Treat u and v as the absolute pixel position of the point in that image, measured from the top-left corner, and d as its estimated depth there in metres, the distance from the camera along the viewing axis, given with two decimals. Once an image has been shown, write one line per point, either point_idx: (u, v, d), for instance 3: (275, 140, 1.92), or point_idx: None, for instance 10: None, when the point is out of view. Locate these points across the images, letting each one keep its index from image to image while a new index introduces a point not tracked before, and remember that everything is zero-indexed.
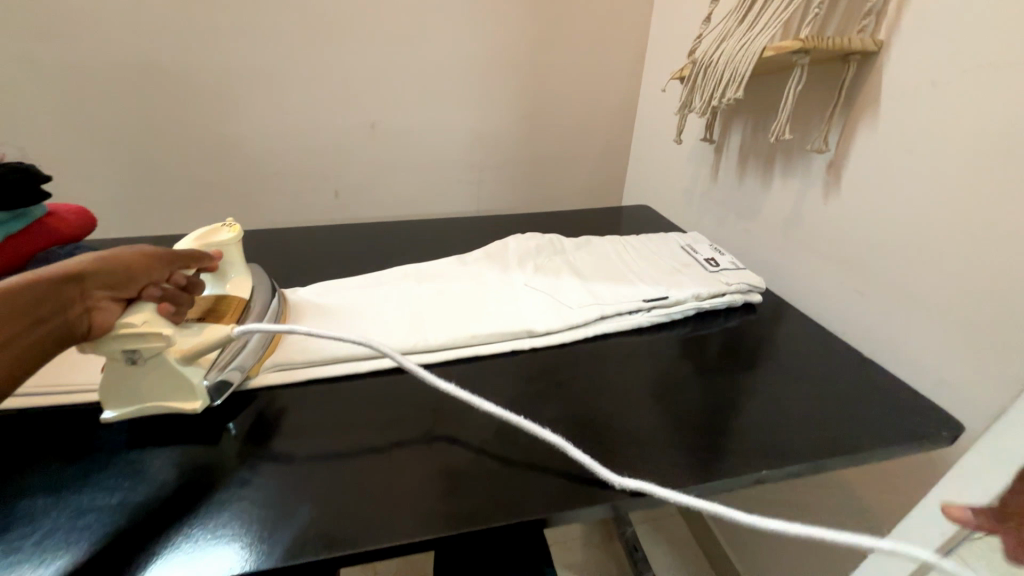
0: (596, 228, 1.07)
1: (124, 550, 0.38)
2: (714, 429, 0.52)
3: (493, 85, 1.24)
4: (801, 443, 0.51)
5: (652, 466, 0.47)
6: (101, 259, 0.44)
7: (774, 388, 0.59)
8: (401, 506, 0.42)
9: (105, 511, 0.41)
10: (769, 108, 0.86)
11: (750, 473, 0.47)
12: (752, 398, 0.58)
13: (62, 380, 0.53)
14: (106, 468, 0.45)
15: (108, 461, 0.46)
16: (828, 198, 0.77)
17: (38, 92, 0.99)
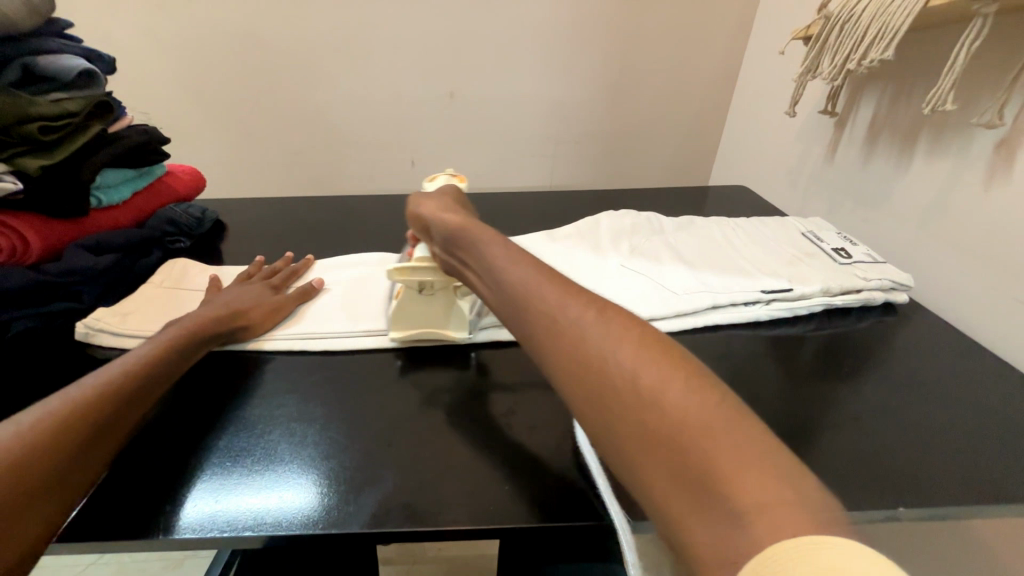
0: (685, 209, 0.97)
1: (232, 492, 0.41)
2: (832, 448, 0.46)
3: (578, 49, 1.15)
4: (943, 479, 0.44)
5: None
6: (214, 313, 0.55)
7: (904, 410, 0.51)
8: (482, 488, 0.42)
9: (220, 451, 0.44)
10: (923, 72, 0.71)
11: (879, 507, 0.41)
12: (875, 417, 0.50)
13: None
14: (213, 411, 0.48)
15: (214, 405, 0.49)
16: (992, 185, 0.63)
17: (159, 61, 1.08)
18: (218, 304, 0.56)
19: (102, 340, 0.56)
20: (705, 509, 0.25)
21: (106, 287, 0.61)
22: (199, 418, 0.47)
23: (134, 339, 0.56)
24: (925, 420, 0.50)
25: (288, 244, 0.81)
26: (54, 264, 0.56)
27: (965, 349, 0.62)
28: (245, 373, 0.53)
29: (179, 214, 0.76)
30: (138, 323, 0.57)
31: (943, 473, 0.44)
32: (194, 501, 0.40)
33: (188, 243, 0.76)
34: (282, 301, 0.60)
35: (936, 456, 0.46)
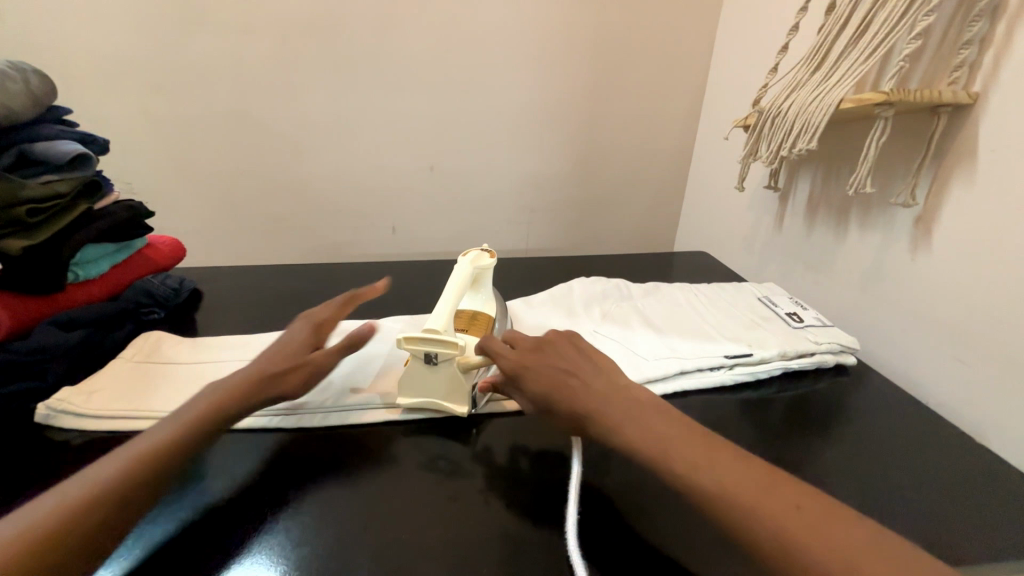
0: (651, 274, 1.04)
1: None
2: None
3: (549, 131, 1.27)
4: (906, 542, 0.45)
5: (732, 554, 0.43)
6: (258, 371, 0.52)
7: (865, 471, 0.53)
8: (459, 571, 0.40)
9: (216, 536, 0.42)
10: (845, 158, 0.82)
11: None
12: (840, 478, 0.52)
13: (139, 403, 0.56)
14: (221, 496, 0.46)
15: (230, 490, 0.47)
16: (916, 256, 0.71)
17: (150, 137, 1.13)
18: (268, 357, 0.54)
19: (64, 421, 0.54)
20: None
21: (74, 364, 0.59)
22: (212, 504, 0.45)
23: (98, 419, 0.54)
24: (885, 481, 0.52)
25: (267, 313, 0.81)
26: (23, 343, 0.55)
27: (916, 406, 0.66)
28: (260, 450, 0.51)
29: (156, 285, 0.76)
30: (104, 402, 0.55)
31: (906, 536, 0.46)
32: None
33: (162, 314, 0.75)
34: (325, 355, 0.56)
35: (898, 519, 0.47)
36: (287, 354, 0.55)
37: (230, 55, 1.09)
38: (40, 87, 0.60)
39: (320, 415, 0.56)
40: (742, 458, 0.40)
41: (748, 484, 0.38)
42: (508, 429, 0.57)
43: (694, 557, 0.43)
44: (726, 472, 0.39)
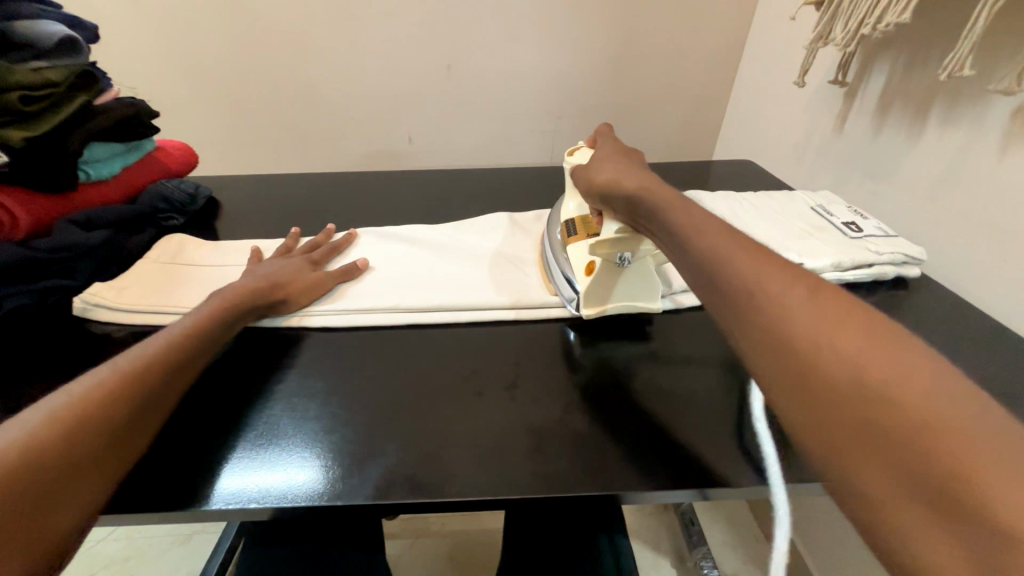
0: (689, 185, 0.95)
1: (232, 477, 0.40)
2: None
3: (580, 18, 1.11)
4: None
5: (765, 452, 0.43)
6: (229, 297, 0.50)
7: None
8: (486, 459, 0.41)
9: (216, 426, 0.44)
10: (942, 38, 0.68)
11: None
12: None
13: (169, 300, 0.56)
14: (215, 397, 0.46)
15: (212, 393, 0.47)
16: (1006, 154, 0.61)
17: (144, 33, 1.04)
18: (257, 274, 0.55)
19: (100, 314, 0.55)
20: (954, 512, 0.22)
21: (101, 263, 0.60)
22: (190, 407, 0.45)
23: (131, 313, 0.55)
24: None
25: (285, 221, 0.80)
26: (45, 241, 0.55)
27: (973, 324, 0.62)
28: (248, 355, 0.51)
29: (171, 190, 0.74)
30: (133, 298, 0.56)
31: None
32: (198, 493, 0.38)
33: (181, 221, 0.74)
34: (321, 276, 0.58)
35: None
36: (284, 270, 0.57)
37: None
38: None
39: (341, 315, 0.56)
40: (845, 310, 0.30)
41: (836, 337, 0.29)
42: (535, 333, 0.56)
43: (722, 456, 0.42)
44: (813, 337, 0.30)
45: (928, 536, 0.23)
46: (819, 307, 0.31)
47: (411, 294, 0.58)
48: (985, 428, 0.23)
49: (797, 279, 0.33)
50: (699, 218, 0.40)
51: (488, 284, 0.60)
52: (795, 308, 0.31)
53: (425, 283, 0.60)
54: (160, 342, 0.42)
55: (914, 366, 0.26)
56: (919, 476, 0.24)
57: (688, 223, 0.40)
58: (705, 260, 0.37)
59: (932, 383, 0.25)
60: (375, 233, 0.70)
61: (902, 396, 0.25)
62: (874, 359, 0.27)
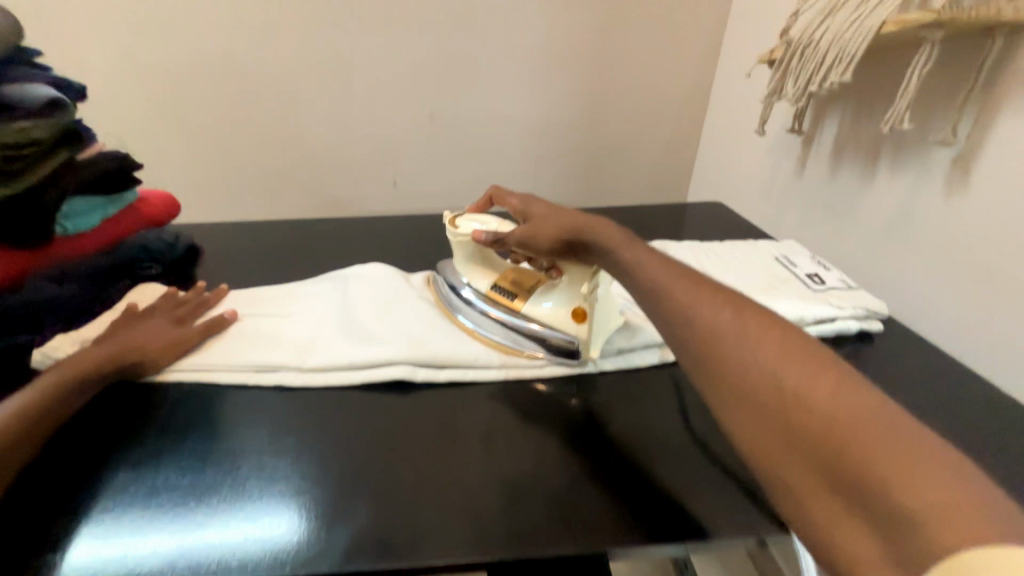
0: (663, 228, 0.99)
1: (192, 541, 0.38)
2: None
3: (556, 74, 1.19)
4: None
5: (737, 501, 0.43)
6: (72, 368, 0.48)
7: None
8: (462, 517, 0.40)
9: (175, 489, 0.42)
10: (882, 94, 0.75)
11: None
12: None
13: None
14: (148, 456, 0.45)
15: (90, 450, 0.45)
16: (950, 199, 0.66)
17: (134, 87, 1.08)
18: (114, 338, 0.53)
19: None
20: (869, 507, 0.26)
21: (71, 317, 0.60)
22: (65, 465, 0.44)
23: None
24: None
25: (265, 270, 0.80)
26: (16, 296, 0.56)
27: (940, 365, 0.64)
28: (142, 409, 0.50)
29: (152, 241, 0.74)
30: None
31: None
32: (155, 562, 0.36)
33: (160, 270, 0.74)
34: (187, 335, 0.56)
35: None
36: (144, 333, 0.55)
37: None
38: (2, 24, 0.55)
39: (302, 373, 0.54)
40: (777, 332, 0.35)
41: (768, 353, 0.34)
42: (512, 386, 0.55)
43: (700, 514, 0.42)
44: (743, 350, 0.35)
45: (850, 532, 0.27)
46: (745, 327, 0.36)
47: (376, 346, 0.56)
48: (884, 430, 0.28)
49: (715, 304, 0.39)
50: (641, 257, 0.47)
51: (462, 338, 0.59)
52: (722, 326, 0.37)
53: (398, 335, 0.58)
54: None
55: (820, 374, 0.32)
56: (834, 473, 0.28)
57: (636, 265, 0.47)
58: (653, 297, 0.43)
59: (836, 382, 0.31)
60: (352, 281, 0.69)
61: (824, 408, 0.30)
62: (790, 371, 0.33)
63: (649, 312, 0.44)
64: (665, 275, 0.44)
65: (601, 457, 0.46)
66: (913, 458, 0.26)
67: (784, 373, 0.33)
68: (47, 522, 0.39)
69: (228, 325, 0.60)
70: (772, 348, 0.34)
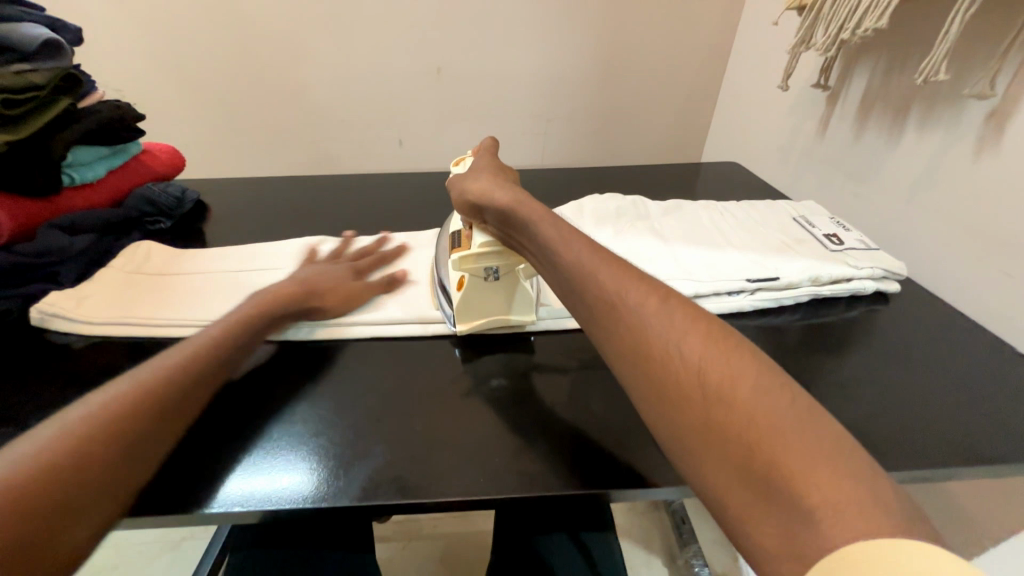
0: (677, 188, 0.97)
1: (215, 477, 0.40)
2: None
3: (569, 23, 1.12)
4: (921, 442, 0.47)
5: None
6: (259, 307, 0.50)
7: (887, 384, 0.53)
8: (472, 460, 0.42)
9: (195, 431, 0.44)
10: (919, 43, 0.70)
11: None
12: (860, 385, 0.53)
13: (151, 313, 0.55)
14: (249, 408, 0.45)
15: (231, 404, 0.46)
16: (980, 157, 0.63)
17: (129, 36, 1.03)
18: (297, 280, 0.54)
19: (60, 326, 0.54)
20: (769, 504, 0.26)
21: (85, 268, 0.60)
22: (210, 417, 0.44)
23: (101, 324, 0.54)
24: (906, 393, 0.52)
25: (272, 225, 0.79)
26: (27, 245, 0.56)
27: (952, 326, 0.64)
28: None
29: (158, 193, 0.73)
30: (94, 311, 0.55)
31: (922, 439, 0.47)
32: (181, 496, 0.38)
33: (168, 224, 0.74)
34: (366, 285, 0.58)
35: (918, 426, 0.48)
36: (325, 280, 0.56)
37: None
38: None
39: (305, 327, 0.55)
40: (700, 321, 0.33)
41: (692, 344, 0.32)
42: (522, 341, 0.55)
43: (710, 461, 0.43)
44: (666, 338, 0.33)
45: (756, 525, 0.26)
46: (669, 315, 0.34)
47: (379, 306, 0.57)
48: (796, 430, 0.27)
49: (633, 290, 0.37)
50: (564, 234, 0.44)
51: None
52: (646, 314, 0.35)
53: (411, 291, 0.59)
54: (165, 363, 0.40)
55: (749, 369, 0.30)
56: (751, 472, 0.27)
57: (559, 244, 0.43)
58: (576, 283, 0.41)
59: (757, 376, 0.30)
60: (363, 238, 0.69)
61: (742, 406, 0.28)
62: (709, 359, 0.31)
63: (573, 300, 0.41)
64: (588, 259, 0.41)
65: (607, 408, 0.47)
66: (816, 458, 0.25)
67: (704, 364, 0.31)
68: None
69: (231, 279, 0.60)
70: (689, 340, 0.32)
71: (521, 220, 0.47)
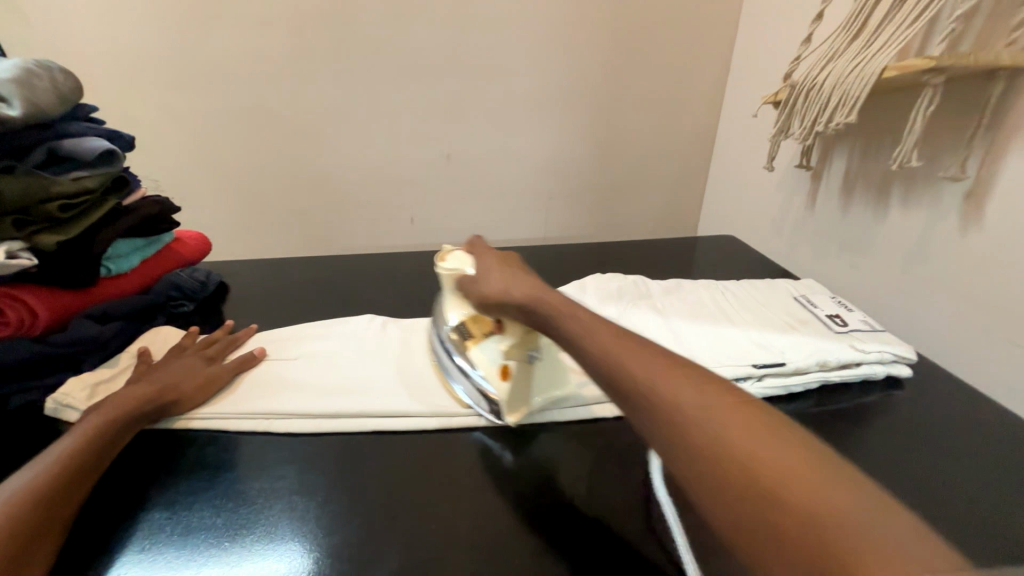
0: (677, 262, 1.00)
1: None
2: None
3: (567, 115, 1.24)
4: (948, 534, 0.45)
5: None
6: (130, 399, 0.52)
7: (905, 470, 0.53)
8: (493, 560, 0.41)
9: (208, 530, 0.43)
10: (888, 132, 0.77)
11: None
12: (878, 472, 0.52)
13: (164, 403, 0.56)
14: (262, 506, 0.45)
15: (125, 484, 0.48)
16: (966, 233, 0.67)
17: (171, 135, 1.15)
18: (154, 377, 0.56)
19: (71, 416, 0.56)
20: None
21: (107, 356, 0.62)
22: (99, 498, 0.47)
23: None
24: (923, 479, 0.51)
25: (288, 307, 0.82)
26: (61, 335, 0.58)
27: (969, 403, 0.63)
28: (173, 451, 0.52)
29: (184, 278, 0.77)
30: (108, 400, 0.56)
31: (946, 529, 0.46)
32: None
33: (191, 306, 0.77)
34: (222, 371, 0.60)
35: (941, 517, 0.47)
36: (184, 372, 0.58)
37: (248, 50, 1.10)
38: (66, 84, 0.61)
39: (317, 421, 0.55)
40: (750, 412, 0.34)
41: (744, 436, 0.32)
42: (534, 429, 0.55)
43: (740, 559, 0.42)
44: (718, 431, 0.33)
45: None
46: (715, 407, 0.35)
47: (391, 397, 0.57)
48: (880, 537, 0.25)
49: (680, 377, 0.38)
50: (592, 324, 0.45)
51: None
52: (691, 405, 0.35)
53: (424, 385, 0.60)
54: (46, 461, 0.44)
55: (797, 460, 0.30)
56: (805, 564, 0.26)
57: (581, 328, 0.46)
58: (611, 372, 0.41)
59: (825, 477, 0.29)
60: (379, 324, 0.72)
61: (819, 506, 0.27)
62: (770, 457, 0.30)
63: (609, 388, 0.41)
64: (618, 344, 0.42)
65: (629, 499, 0.46)
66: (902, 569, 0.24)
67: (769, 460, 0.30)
68: (85, 563, 0.41)
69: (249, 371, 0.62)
70: (747, 434, 0.32)
71: (542, 309, 0.49)
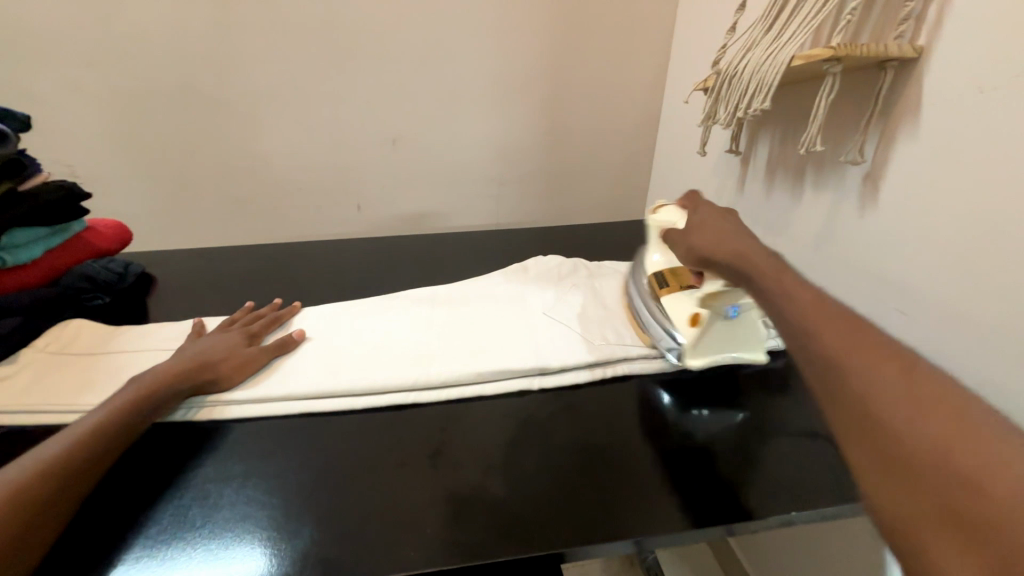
0: (618, 247, 1.05)
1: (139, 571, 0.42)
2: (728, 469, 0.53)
3: (513, 101, 1.24)
4: (813, 479, 0.53)
5: (661, 497, 0.49)
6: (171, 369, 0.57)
7: (789, 428, 0.60)
8: (407, 531, 0.45)
9: (114, 526, 0.45)
10: (802, 119, 0.82)
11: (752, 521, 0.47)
12: (764, 431, 0.59)
13: (71, 399, 0.54)
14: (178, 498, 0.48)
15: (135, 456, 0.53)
16: (864, 213, 0.73)
17: (85, 116, 1.06)
18: (192, 352, 0.61)
19: None
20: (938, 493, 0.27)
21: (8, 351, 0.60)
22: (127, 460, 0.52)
23: (12, 414, 0.53)
24: (803, 435, 0.59)
25: (219, 299, 0.79)
26: None
27: None
28: None
29: (97, 269, 0.72)
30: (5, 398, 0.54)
31: (812, 474, 0.53)
32: None
33: (107, 299, 0.74)
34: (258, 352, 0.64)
35: (811, 467, 0.54)
36: (220, 349, 0.63)
37: (166, 23, 1.02)
38: None
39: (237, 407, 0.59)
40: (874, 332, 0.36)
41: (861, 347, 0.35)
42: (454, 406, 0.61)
43: (622, 510, 0.48)
44: (832, 341, 0.37)
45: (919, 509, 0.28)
46: (847, 325, 0.37)
47: (311, 380, 0.62)
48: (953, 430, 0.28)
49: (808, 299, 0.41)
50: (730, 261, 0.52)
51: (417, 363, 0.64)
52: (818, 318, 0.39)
53: (359, 369, 0.63)
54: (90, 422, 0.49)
55: (892, 368, 0.33)
56: (882, 448, 0.30)
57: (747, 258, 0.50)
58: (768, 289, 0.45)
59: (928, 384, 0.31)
60: (324, 311, 0.76)
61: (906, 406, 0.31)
62: (878, 366, 0.34)
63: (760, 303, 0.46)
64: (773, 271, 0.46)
65: (538, 468, 0.52)
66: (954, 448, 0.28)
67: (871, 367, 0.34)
68: None
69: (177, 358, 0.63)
70: (858, 345, 0.35)
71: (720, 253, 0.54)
